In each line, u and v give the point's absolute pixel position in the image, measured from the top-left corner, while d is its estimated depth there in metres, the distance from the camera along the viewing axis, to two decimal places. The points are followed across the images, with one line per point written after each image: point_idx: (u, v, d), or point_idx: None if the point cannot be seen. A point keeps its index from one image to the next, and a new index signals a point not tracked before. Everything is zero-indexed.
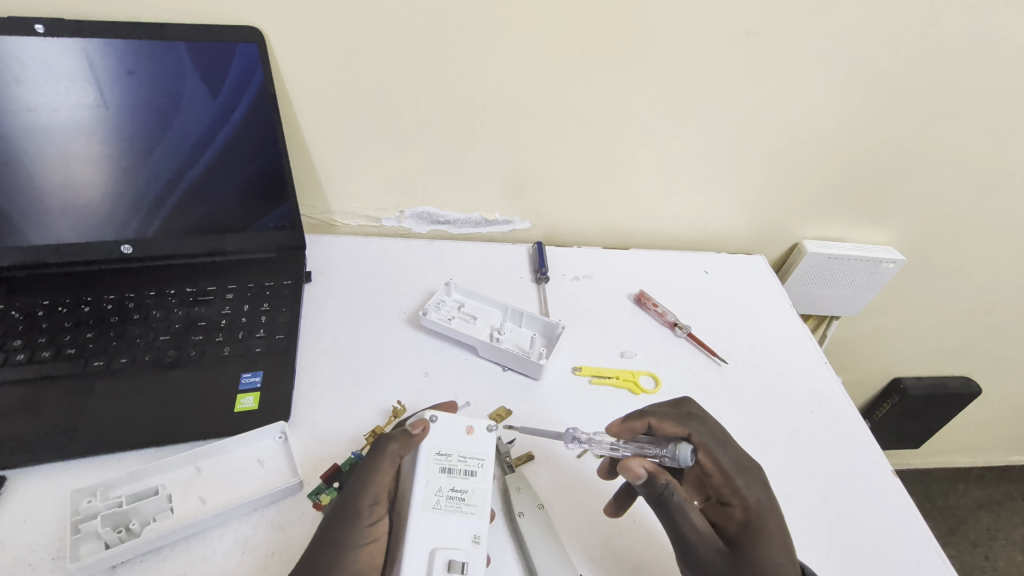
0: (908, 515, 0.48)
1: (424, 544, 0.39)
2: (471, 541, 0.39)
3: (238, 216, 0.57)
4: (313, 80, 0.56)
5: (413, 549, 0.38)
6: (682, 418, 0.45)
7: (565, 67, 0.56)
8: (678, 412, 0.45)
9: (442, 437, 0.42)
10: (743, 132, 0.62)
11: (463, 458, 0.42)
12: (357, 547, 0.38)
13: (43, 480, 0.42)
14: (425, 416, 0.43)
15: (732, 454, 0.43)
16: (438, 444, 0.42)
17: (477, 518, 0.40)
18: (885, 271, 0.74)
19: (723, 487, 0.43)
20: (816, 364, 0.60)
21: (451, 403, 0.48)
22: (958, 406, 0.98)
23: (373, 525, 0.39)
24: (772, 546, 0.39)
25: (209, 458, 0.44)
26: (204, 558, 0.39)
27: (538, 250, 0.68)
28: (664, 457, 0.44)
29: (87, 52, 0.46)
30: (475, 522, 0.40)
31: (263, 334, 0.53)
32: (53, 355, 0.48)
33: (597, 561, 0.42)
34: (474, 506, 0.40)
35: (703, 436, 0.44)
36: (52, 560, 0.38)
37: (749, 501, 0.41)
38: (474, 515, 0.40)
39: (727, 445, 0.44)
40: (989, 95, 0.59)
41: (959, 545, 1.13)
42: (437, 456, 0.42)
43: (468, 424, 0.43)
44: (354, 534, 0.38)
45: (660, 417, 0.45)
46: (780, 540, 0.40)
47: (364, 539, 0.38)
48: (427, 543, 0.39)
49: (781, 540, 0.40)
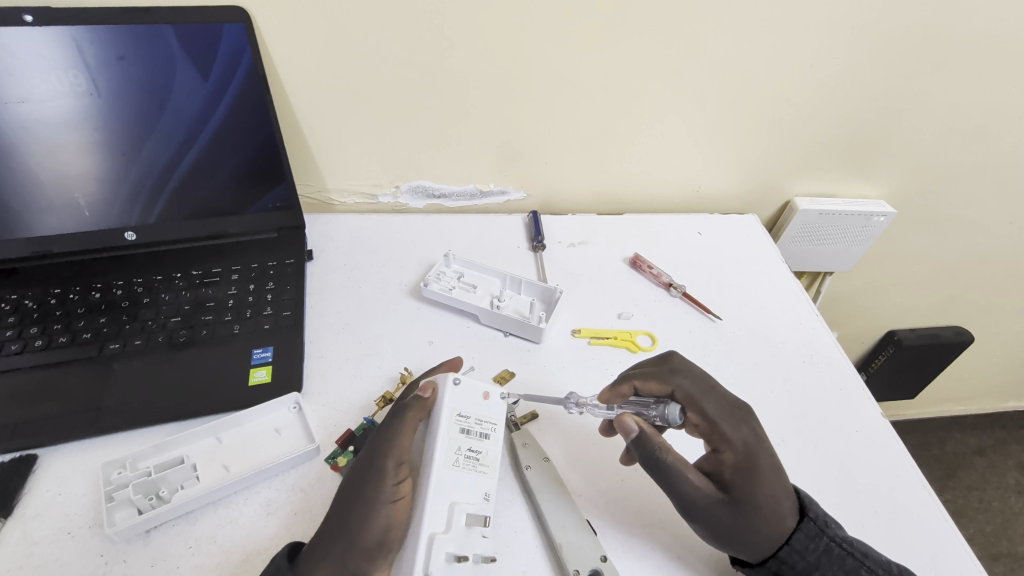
0: (897, 453, 0.50)
1: (443, 496, 0.40)
2: (483, 498, 0.41)
3: (236, 198, 0.57)
4: (302, 59, 0.56)
5: (434, 500, 0.40)
6: (664, 374, 0.47)
7: (552, 33, 0.56)
8: (662, 369, 0.47)
9: (461, 400, 0.44)
10: (732, 91, 0.62)
11: (480, 421, 0.44)
12: (384, 506, 0.40)
13: (72, 456, 0.44)
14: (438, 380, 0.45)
15: (715, 406, 0.44)
16: (459, 406, 0.43)
17: (489, 478, 0.42)
18: (875, 224, 0.75)
19: (715, 438, 0.44)
20: (808, 317, 0.62)
21: (456, 360, 0.50)
22: (952, 355, 1.00)
23: (398, 485, 0.41)
24: (763, 481, 0.41)
25: (228, 429, 0.46)
26: (233, 520, 0.41)
27: (534, 219, 0.69)
28: (655, 418, 0.46)
29: (76, 40, 0.47)
30: (487, 481, 0.42)
31: (270, 311, 0.54)
32: (70, 340, 0.50)
33: (601, 507, 0.44)
34: (488, 466, 0.42)
35: (687, 390, 0.45)
36: (89, 528, 0.40)
37: (740, 449, 0.43)
38: (488, 475, 0.42)
39: (713, 395, 0.45)
40: (975, 42, 0.59)
41: (955, 489, 1.17)
42: (460, 417, 0.43)
43: (485, 390, 0.45)
44: (382, 493, 0.40)
45: (643, 378, 0.47)
46: (771, 475, 0.42)
47: (390, 498, 0.40)
48: (446, 496, 0.40)
49: (773, 473, 0.42)
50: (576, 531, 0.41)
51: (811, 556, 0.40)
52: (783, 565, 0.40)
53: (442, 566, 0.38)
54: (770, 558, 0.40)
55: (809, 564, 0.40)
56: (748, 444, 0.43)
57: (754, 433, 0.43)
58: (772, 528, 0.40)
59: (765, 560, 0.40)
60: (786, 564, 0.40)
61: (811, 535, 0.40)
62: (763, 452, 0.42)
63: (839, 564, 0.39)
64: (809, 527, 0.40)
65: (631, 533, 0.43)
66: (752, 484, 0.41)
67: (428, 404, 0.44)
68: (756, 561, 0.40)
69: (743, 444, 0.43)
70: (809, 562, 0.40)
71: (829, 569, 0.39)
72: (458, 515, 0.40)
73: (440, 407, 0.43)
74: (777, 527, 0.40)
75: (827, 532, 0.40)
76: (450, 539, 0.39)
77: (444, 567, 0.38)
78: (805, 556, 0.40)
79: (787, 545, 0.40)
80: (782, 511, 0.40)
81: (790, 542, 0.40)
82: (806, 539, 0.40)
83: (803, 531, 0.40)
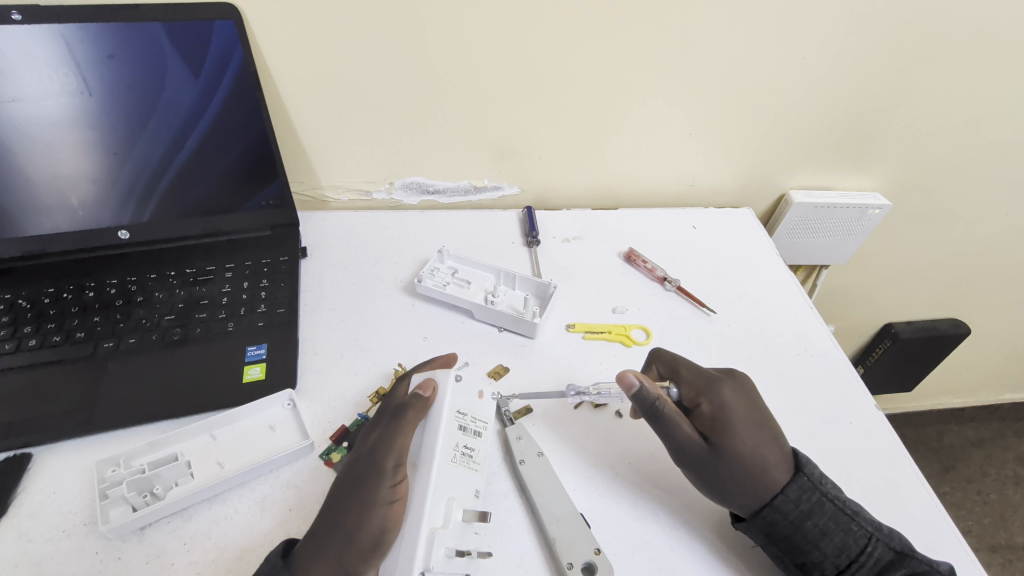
0: (891, 445, 0.50)
1: (441, 493, 0.40)
2: (472, 494, 0.42)
3: (229, 196, 0.57)
4: (293, 55, 0.55)
5: (433, 498, 0.40)
6: (659, 343, 0.51)
7: (543, 28, 0.56)
8: (656, 340, 0.52)
9: (461, 397, 0.45)
10: (725, 85, 0.62)
11: (475, 420, 0.45)
12: (383, 504, 0.40)
13: (67, 455, 0.44)
14: (433, 377, 0.45)
15: (690, 369, 0.48)
16: (459, 403, 0.44)
17: (479, 475, 0.43)
18: (870, 217, 0.75)
19: (691, 395, 0.47)
20: (803, 310, 0.62)
21: (451, 357, 0.49)
22: (948, 348, 1.00)
23: (396, 485, 0.41)
24: (740, 430, 0.44)
25: (223, 426, 0.46)
26: (227, 517, 0.41)
27: (529, 214, 0.69)
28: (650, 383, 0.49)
29: (65, 38, 0.46)
30: (477, 479, 0.42)
31: (264, 309, 0.54)
32: (64, 339, 0.50)
33: (596, 500, 0.44)
34: (479, 463, 0.43)
35: (675, 354, 0.50)
36: (84, 526, 0.40)
37: (712, 400, 0.46)
38: (476, 471, 0.43)
39: (695, 361, 0.49)
40: (968, 34, 0.58)
41: (952, 481, 1.18)
42: (459, 415, 0.44)
43: (479, 389, 0.46)
44: (380, 492, 0.40)
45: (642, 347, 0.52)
46: (747, 424, 0.44)
47: (389, 497, 0.40)
48: (442, 493, 0.40)
49: (748, 423, 0.44)
50: (571, 525, 0.41)
51: (804, 505, 0.40)
52: (778, 515, 0.40)
53: (442, 561, 0.38)
54: (765, 508, 0.40)
55: (803, 513, 0.40)
56: (718, 397, 0.46)
57: (724, 387, 0.47)
58: (761, 476, 0.42)
59: (758, 510, 0.40)
60: (780, 513, 0.40)
61: (806, 488, 0.41)
62: (736, 404, 0.46)
63: (831, 517, 0.40)
64: (803, 480, 0.41)
65: (627, 524, 0.43)
66: (729, 431, 0.44)
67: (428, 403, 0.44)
68: (747, 515, 0.41)
69: (713, 398, 0.46)
70: (802, 511, 0.40)
71: (821, 520, 0.40)
72: (455, 511, 0.40)
73: (441, 402, 0.44)
74: (765, 476, 0.42)
75: (820, 487, 0.41)
76: (449, 535, 0.39)
77: (444, 562, 0.38)
78: (799, 505, 0.40)
79: (781, 495, 0.41)
80: (766, 460, 0.42)
81: (784, 491, 0.41)
82: (800, 491, 0.41)
83: (797, 483, 0.41)
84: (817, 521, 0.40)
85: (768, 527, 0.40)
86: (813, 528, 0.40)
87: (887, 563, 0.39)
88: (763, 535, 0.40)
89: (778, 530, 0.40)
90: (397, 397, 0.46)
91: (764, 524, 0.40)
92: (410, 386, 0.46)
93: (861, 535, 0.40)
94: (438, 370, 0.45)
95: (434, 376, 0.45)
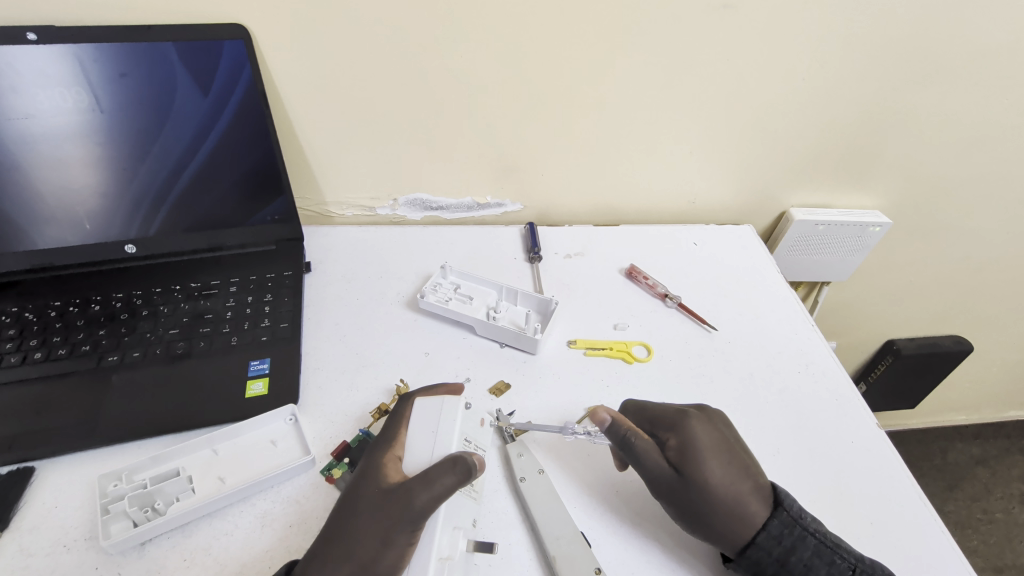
0: (892, 464, 0.50)
1: (447, 522, 0.41)
2: (471, 524, 0.42)
3: (236, 211, 0.58)
4: (302, 73, 0.57)
5: (440, 527, 0.40)
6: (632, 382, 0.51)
7: (545, 48, 0.57)
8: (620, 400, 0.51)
9: (468, 424, 0.46)
10: (724, 104, 0.63)
11: (478, 447, 0.46)
12: (401, 546, 0.39)
13: (68, 468, 0.44)
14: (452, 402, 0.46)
15: (658, 408, 0.48)
16: (466, 431, 0.46)
17: (477, 504, 0.44)
18: (871, 235, 0.76)
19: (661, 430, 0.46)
20: (803, 327, 0.62)
21: (457, 386, 0.49)
22: (952, 365, 0.99)
23: (415, 530, 0.39)
24: (708, 462, 0.43)
25: (224, 441, 0.46)
26: (226, 533, 0.41)
27: (531, 231, 0.70)
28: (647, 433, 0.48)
29: (79, 57, 0.48)
30: (474, 507, 0.44)
31: (268, 323, 0.55)
32: (69, 352, 0.50)
33: (596, 516, 0.44)
34: (478, 493, 0.44)
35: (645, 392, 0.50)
36: (85, 540, 0.40)
37: (680, 433, 0.45)
38: (476, 501, 0.44)
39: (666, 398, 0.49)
40: (962, 55, 0.60)
41: (957, 500, 1.16)
42: (465, 442, 0.45)
43: (481, 417, 0.48)
44: (399, 533, 0.39)
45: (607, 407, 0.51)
46: (718, 456, 0.43)
47: (406, 540, 0.39)
48: (449, 522, 0.41)
49: (720, 456, 0.43)
50: (571, 543, 0.41)
51: (787, 541, 0.40)
52: (761, 552, 0.40)
53: None
54: (748, 545, 0.40)
55: (786, 549, 0.40)
56: (686, 429, 0.45)
57: (691, 420, 0.45)
58: (739, 512, 0.41)
59: (743, 549, 0.40)
60: (764, 551, 0.40)
61: (787, 522, 0.41)
62: (706, 436, 0.44)
63: (815, 551, 0.40)
64: (783, 516, 0.41)
65: (627, 542, 0.43)
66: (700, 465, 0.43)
67: (437, 430, 0.45)
68: (734, 552, 0.40)
69: (682, 432, 0.45)
70: (785, 547, 0.40)
71: (805, 555, 0.40)
72: (460, 540, 0.41)
73: (451, 430, 0.45)
74: (743, 512, 0.41)
75: (801, 521, 0.41)
76: (455, 565, 0.40)
77: None
78: (781, 541, 0.40)
79: (763, 531, 0.40)
80: (742, 495, 0.42)
81: (766, 528, 0.40)
82: (782, 526, 0.40)
83: (778, 519, 0.41)
84: (801, 555, 0.40)
85: (753, 565, 0.40)
86: (796, 564, 0.40)
87: None
88: (750, 572, 0.40)
89: (763, 567, 0.40)
90: (403, 420, 0.46)
91: (750, 564, 0.40)
92: (416, 409, 0.46)
93: (845, 567, 0.40)
94: (445, 398, 0.47)
95: (442, 402, 0.46)
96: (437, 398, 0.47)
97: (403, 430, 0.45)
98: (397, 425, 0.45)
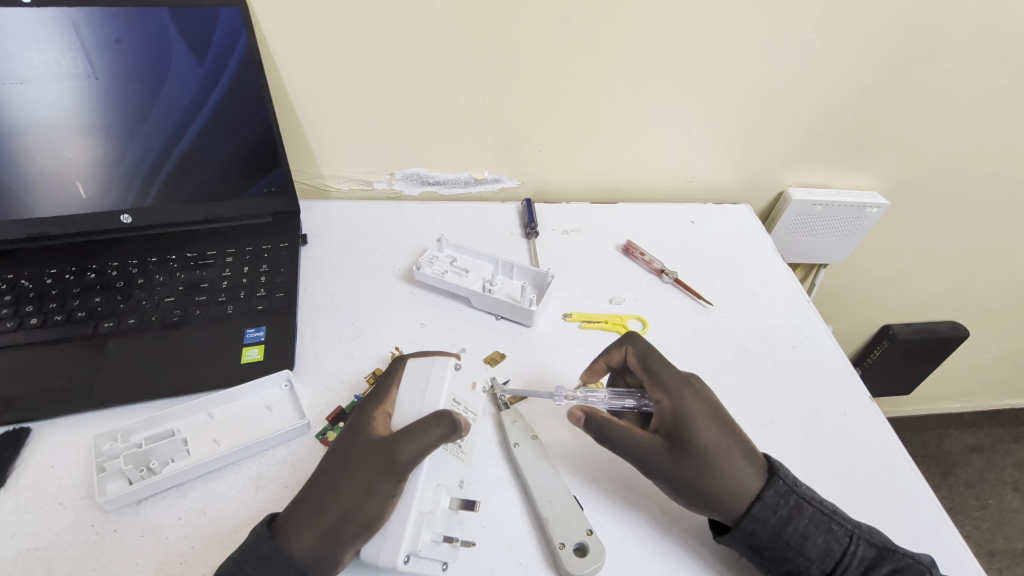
0: (882, 433, 0.50)
1: (430, 479, 0.42)
2: (457, 483, 0.43)
3: (232, 182, 0.58)
4: (297, 43, 0.56)
5: (423, 483, 0.41)
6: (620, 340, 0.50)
7: (545, 19, 0.56)
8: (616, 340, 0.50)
9: (458, 385, 0.46)
10: (724, 80, 0.62)
11: (468, 410, 0.46)
12: (384, 496, 0.39)
13: (64, 431, 0.45)
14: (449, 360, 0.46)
15: (660, 364, 0.46)
16: (456, 391, 0.45)
17: (466, 465, 0.44)
18: (869, 216, 0.75)
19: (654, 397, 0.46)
20: (799, 303, 0.62)
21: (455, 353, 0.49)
22: (949, 350, 1.00)
23: (400, 481, 0.39)
24: (703, 433, 0.43)
25: (220, 405, 0.47)
26: (221, 494, 0.41)
27: (528, 207, 0.70)
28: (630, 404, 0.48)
29: (72, 21, 0.47)
30: (462, 469, 0.44)
31: (264, 293, 0.55)
32: (65, 318, 0.51)
33: (590, 481, 0.45)
34: (466, 454, 0.45)
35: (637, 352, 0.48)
36: (80, 499, 0.41)
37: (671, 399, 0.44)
38: (463, 462, 0.44)
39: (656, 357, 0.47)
40: (966, 33, 0.59)
41: (951, 486, 1.17)
42: (453, 403, 0.45)
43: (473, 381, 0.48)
44: (383, 484, 0.39)
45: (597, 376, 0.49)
46: (709, 422, 0.43)
47: (391, 490, 0.39)
48: (432, 479, 0.42)
49: (711, 423, 0.43)
50: (563, 506, 0.42)
51: (782, 510, 0.40)
52: (757, 523, 0.40)
53: (428, 545, 0.39)
54: (743, 517, 0.40)
55: (782, 519, 0.40)
56: (677, 398, 0.44)
57: (686, 387, 0.45)
58: (732, 483, 0.41)
59: (738, 520, 0.40)
60: (760, 522, 0.40)
61: (782, 492, 0.41)
62: (698, 404, 0.44)
63: (811, 518, 0.40)
64: (778, 484, 0.41)
65: (619, 508, 0.43)
66: (694, 435, 0.42)
67: (426, 387, 0.45)
68: (733, 522, 0.40)
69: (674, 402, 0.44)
70: (781, 516, 0.40)
71: (801, 523, 0.40)
72: (443, 498, 0.41)
73: (441, 387, 0.45)
74: (735, 483, 0.41)
75: (796, 490, 0.41)
76: (436, 520, 0.40)
77: (430, 547, 0.39)
78: (777, 511, 0.40)
79: (758, 501, 0.40)
80: (733, 463, 0.41)
81: (761, 498, 0.40)
82: (778, 495, 0.41)
83: (772, 488, 0.41)
84: (797, 525, 0.40)
85: (749, 537, 0.40)
86: (793, 533, 0.39)
87: (871, 559, 0.39)
88: (747, 545, 0.40)
89: (760, 539, 0.40)
90: (396, 377, 0.46)
91: (745, 535, 0.40)
92: (408, 367, 0.46)
93: (842, 534, 0.40)
94: (437, 356, 0.47)
95: (433, 361, 0.46)
96: (431, 356, 0.47)
97: (395, 387, 0.46)
98: (389, 382, 0.46)
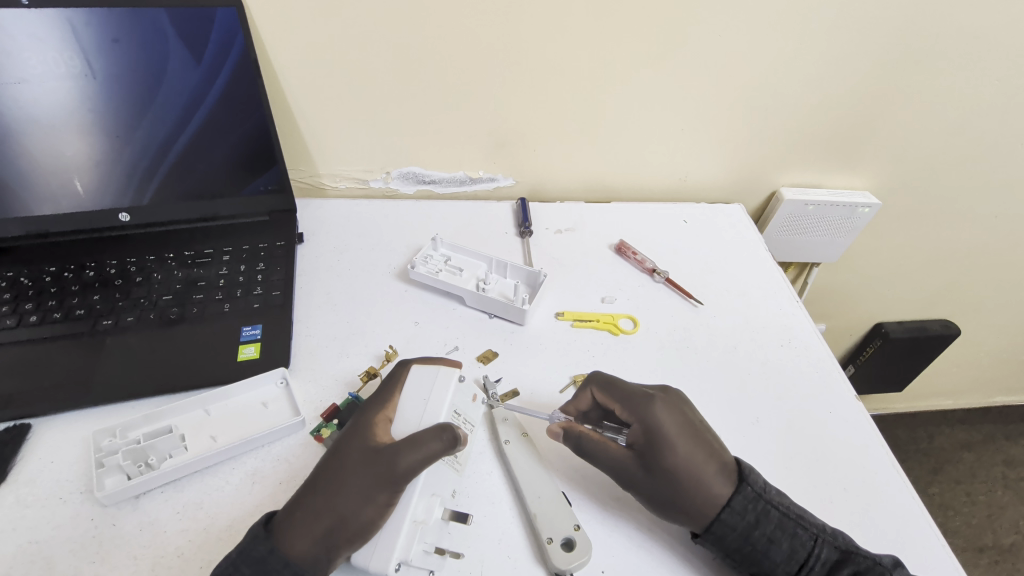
0: (865, 430, 0.52)
1: (425, 489, 0.43)
2: (450, 493, 0.43)
3: (228, 181, 0.58)
4: (294, 44, 0.57)
5: (417, 494, 0.42)
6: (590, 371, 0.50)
7: (540, 21, 0.57)
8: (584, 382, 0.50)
9: (460, 397, 0.47)
10: (717, 81, 0.63)
11: (467, 422, 0.47)
12: (381, 505, 0.40)
13: (64, 426, 0.46)
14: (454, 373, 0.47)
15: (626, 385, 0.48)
16: (457, 403, 0.47)
17: (460, 476, 0.45)
18: (860, 216, 0.76)
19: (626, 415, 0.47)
20: (788, 303, 0.63)
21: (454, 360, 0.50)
22: (939, 349, 1.01)
23: (397, 492, 0.40)
24: (673, 445, 0.44)
25: (217, 402, 0.48)
26: (217, 489, 0.42)
27: (523, 205, 0.70)
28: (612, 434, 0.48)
29: (70, 21, 0.47)
30: (456, 479, 0.44)
31: (260, 292, 0.55)
32: (64, 316, 0.51)
33: (580, 480, 0.46)
34: (461, 464, 0.45)
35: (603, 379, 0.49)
36: (80, 494, 0.42)
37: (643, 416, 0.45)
38: (458, 472, 0.45)
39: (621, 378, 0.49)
40: (956, 37, 0.60)
41: (942, 482, 1.19)
42: (454, 415, 0.46)
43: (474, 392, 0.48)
44: (381, 493, 0.40)
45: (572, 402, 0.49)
46: (681, 435, 0.44)
47: (387, 500, 0.40)
48: (426, 489, 0.43)
49: (681, 435, 0.44)
50: (552, 504, 0.43)
51: (750, 516, 0.41)
52: (726, 529, 0.41)
53: (419, 555, 0.40)
54: (714, 522, 0.41)
55: (749, 524, 0.41)
56: (651, 411, 0.45)
57: (655, 404, 0.46)
58: (702, 491, 0.42)
59: (708, 526, 0.41)
60: (728, 527, 0.41)
61: (750, 498, 0.42)
62: (669, 420, 0.45)
63: (777, 524, 0.41)
64: (747, 491, 0.42)
65: (606, 505, 0.44)
66: (660, 449, 0.43)
67: (428, 397, 0.46)
68: (702, 528, 0.41)
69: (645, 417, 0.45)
70: (749, 521, 0.41)
71: (768, 528, 0.41)
72: (436, 508, 0.42)
73: (443, 400, 0.46)
74: (705, 492, 0.42)
75: (764, 495, 0.42)
76: (428, 530, 0.41)
77: (421, 557, 0.40)
78: (745, 516, 0.41)
79: (728, 508, 0.41)
80: (704, 471, 0.43)
81: (729, 504, 0.41)
82: (746, 501, 0.42)
83: (741, 494, 0.42)
84: (764, 530, 0.41)
85: (719, 541, 0.41)
86: (760, 538, 0.41)
87: (834, 562, 0.41)
88: (717, 548, 0.41)
89: (729, 543, 0.41)
90: (398, 383, 0.47)
91: (715, 539, 0.41)
92: (411, 374, 0.47)
93: (807, 538, 0.41)
94: (441, 367, 0.47)
95: (437, 372, 0.47)
96: (435, 366, 0.48)
97: (396, 393, 0.46)
98: (391, 388, 0.46)
